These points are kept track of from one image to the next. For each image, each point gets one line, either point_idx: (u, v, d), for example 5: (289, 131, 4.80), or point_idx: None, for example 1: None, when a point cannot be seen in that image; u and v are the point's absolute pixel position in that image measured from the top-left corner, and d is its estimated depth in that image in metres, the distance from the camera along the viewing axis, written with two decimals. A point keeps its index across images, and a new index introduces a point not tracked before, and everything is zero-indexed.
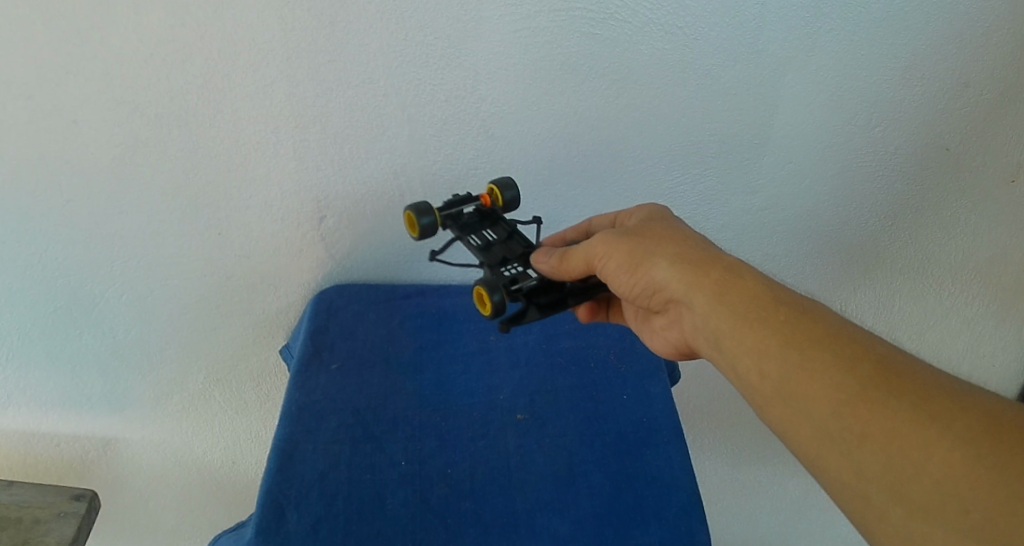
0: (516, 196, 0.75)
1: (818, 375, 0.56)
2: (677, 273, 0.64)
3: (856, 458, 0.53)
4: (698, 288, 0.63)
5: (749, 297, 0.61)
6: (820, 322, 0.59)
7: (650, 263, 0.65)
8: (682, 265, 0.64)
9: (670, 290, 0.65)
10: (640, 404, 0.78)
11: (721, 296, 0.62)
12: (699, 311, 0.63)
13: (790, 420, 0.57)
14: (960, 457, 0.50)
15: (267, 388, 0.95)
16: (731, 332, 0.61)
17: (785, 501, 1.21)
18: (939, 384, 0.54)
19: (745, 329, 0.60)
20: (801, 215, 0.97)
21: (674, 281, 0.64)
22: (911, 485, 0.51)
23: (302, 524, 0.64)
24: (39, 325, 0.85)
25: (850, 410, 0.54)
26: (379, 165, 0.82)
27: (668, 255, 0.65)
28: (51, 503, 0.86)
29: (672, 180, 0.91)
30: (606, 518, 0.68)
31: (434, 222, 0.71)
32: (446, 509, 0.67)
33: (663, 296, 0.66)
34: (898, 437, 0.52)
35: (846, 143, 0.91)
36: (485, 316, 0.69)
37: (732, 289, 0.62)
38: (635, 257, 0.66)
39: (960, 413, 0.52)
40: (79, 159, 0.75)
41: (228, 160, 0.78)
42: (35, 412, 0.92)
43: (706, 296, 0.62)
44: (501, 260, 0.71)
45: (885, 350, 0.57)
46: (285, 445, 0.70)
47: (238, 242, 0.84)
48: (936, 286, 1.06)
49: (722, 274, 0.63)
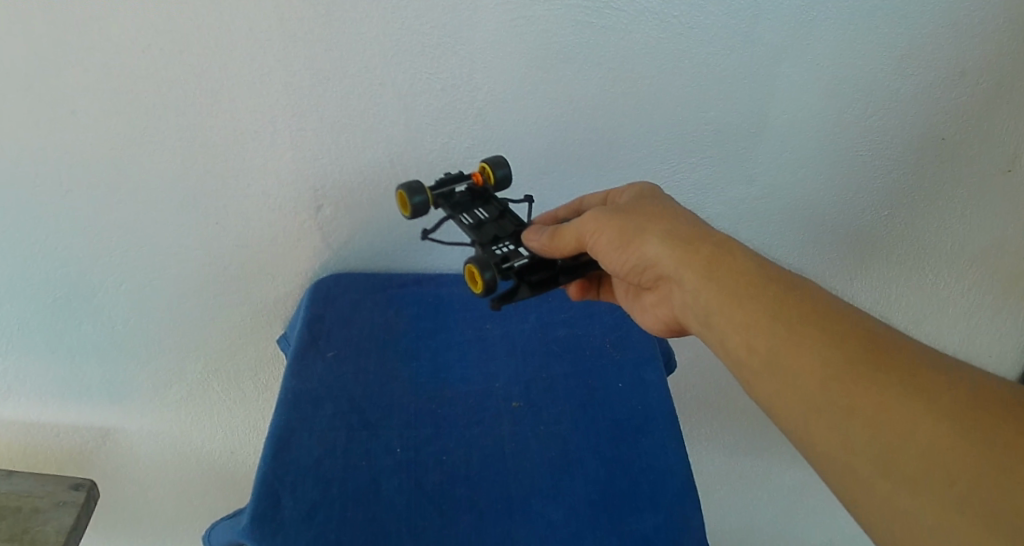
0: (508, 174, 0.74)
1: (805, 349, 0.56)
2: (668, 249, 0.65)
3: (843, 432, 0.53)
4: (689, 265, 0.63)
5: (739, 273, 0.62)
6: (809, 297, 0.60)
7: (641, 239, 0.66)
8: (674, 241, 0.65)
9: (661, 267, 0.65)
10: (636, 391, 0.78)
11: (711, 272, 0.62)
12: (689, 288, 0.63)
13: (778, 393, 0.57)
14: (946, 430, 0.50)
15: (266, 377, 0.96)
16: (720, 307, 0.61)
17: (782, 489, 1.22)
18: (926, 359, 0.54)
19: (734, 303, 0.60)
20: (797, 203, 0.97)
21: (665, 258, 0.65)
22: (896, 458, 0.51)
23: (298, 510, 0.64)
24: (37, 314, 0.85)
25: (836, 384, 0.54)
26: (376, 154, 0.82)
27: (660, 231, 0.66)
28: (50, 492, 0.86)
29: (669, 169, 0.91)
30: (601, 505, 0.68)
31: (427, 200, 0.72)
32: (442, 495, 0.68)
33: (655, 273, 0.66)
34: (884, 410, 0.52)
35: (842, 131, 0.91)
36: (477, 294, 0.69)
37: (721, 265, 0.62)
38: (627, 234, 0.66)
39: (945, 386, 0.52)
40: (75, 149, 0.75)
41: (225, 150, 0.78)
42: (34, 402, 0.92)
43: (696, 273, 0.63)
44: (493, 238, 0.71)
45: (873, 326, 0.57)
46: (281, 432, 0.70)
47: (234, 231, 0.84)
48: (931, 275, 1.06)
49: (713, 250, 0.64)
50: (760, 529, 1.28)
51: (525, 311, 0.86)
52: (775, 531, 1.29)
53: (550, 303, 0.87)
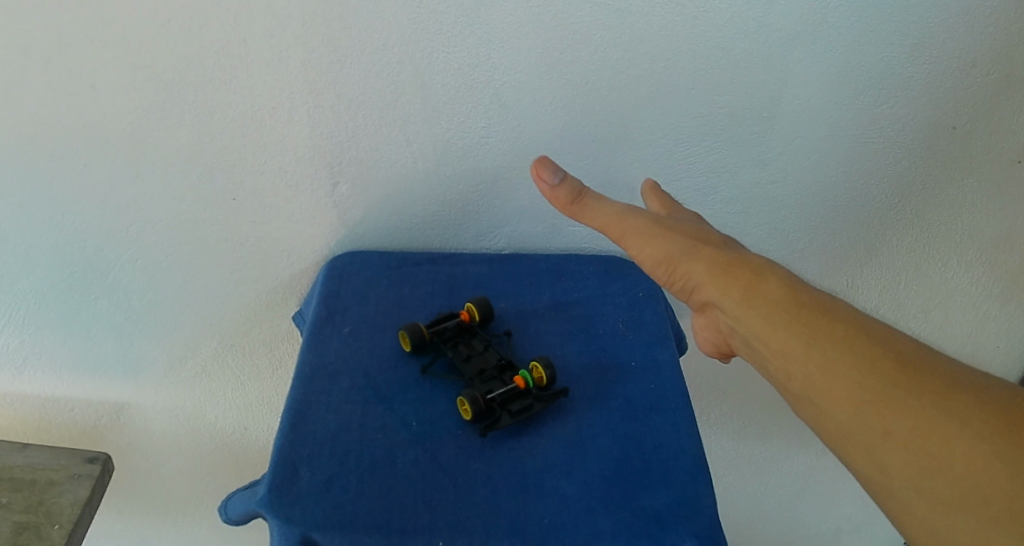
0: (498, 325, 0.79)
1: (840, 373, 0.56)
2: (709, 275, 0.64)
3: (879, 455, 0.54)
4: (729, 290, 0.63)
5: (777, 299, 0.61)
6: (843, 321, 0.59)
7: (682, 264, 0.66)
8: (713, 268, 0.65)
9: (702, 292, 0.65)
10: (648, 371, 0.78)
11: (746, 296, 0.62)
12: (730, 313, 0.63)
13: (818, 419, 0.57)
14: (976, 447, 0.51)
15: (279, 354, 0.96)
16: (757, 332, 0.61)
17: (788, 474, 1.23)
18: (961, 378, 0.54)
19: (771, 331, 0.60)
20: (809, 190, 0.97)
21: (704, 281, 0.65)
22: (933, 482, 0.51)
23: (316, 481, 0.65)
24: (55, 289, 0.86)
25: (871, 408, 0.54)
26: (393, 133, 0.82)
27: (700, 256, 0.65)
28: (64, 465, 0.89)
29: (682, 152, 0.91)
30: (614, 481, 0.69)
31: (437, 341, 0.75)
32: (456, 470, 0.68)
33: (698, 296, 0.66)
34: (918, 434, 0.52)
35: (855, 118, 0.91)
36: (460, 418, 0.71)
37: (756, 288, 0.62)
38: (669, 258, 0.66)
39: (979, 407, 0.52)
40: (98, 124, 0.76)
41: (242, 125, 0.78)
42: (51, 375, 0.93)
43: (734, 299, 0.63)
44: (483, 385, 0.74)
45: (910, 346, 0.57)
46: (298, 405, 0.71)
47: (252, 208, 0.84)
48: (941, 266, 1.06)
49: (750, 276, 0.63)
50: (766, 512, 1.29)
51: (539, 290, 0.87)
52: (780, 516, 1.30)
53: (564, 283, 0.88)
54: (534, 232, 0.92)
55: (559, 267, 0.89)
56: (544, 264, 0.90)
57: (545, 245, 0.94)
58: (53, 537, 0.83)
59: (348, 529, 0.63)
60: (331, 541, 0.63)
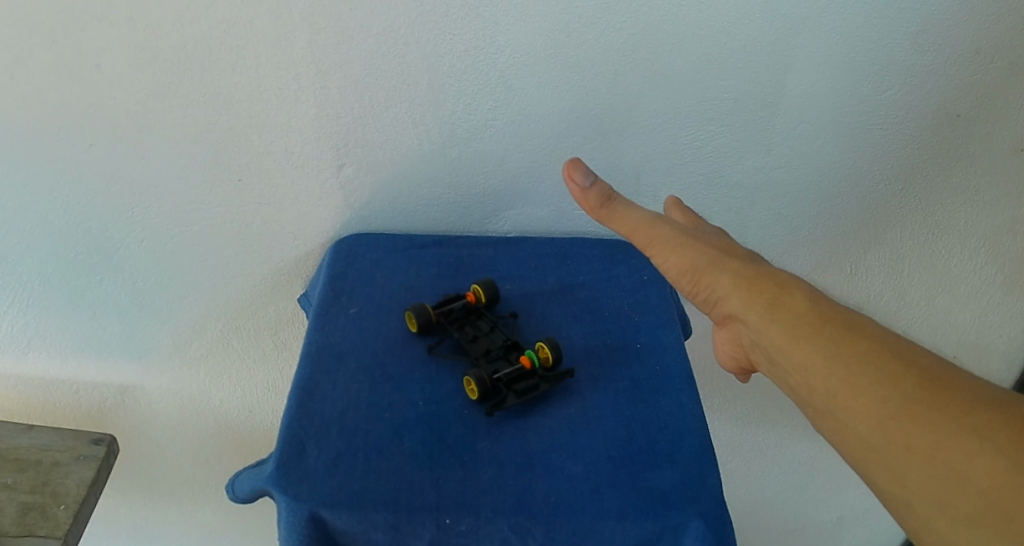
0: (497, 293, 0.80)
1: (862, 386, 0.55)
2: (734, 287, 0.64)
3: (900, 470, 0.52)
4: (753, 303, 0.63)
5: (802, 312, 0.60)
6: (867, 335, 0.58)
7: (707, 275, 0.66)
8: (738, 281, 0.64)
9: (728, 305, 0.65)
10: (654, 352, 0.79)
11: (770, 308, 0.62)
12: (754, 326, 0.62)
13: (840, 434, 0.56)
14: (999, 462, 0.48)
15: (285, 336, 0.97)
16: (780, 345, 0.60)
17: (785, 456, 1.25)
18: (987, 393, 0.52)
19: (794, 344, 0.59)
20: (812, 176, 0.97)
21: (729, 293, 0.64)
22: (953, 498, 0.49)
23: (323, 459, 0.65)
24: (61, 270, 0.87)
25: (892, 420, 0.53)
26: (399, 115, 0.82)
27: (725, 268, 0.65)
28: (69, 447, 0.89)
29: (687, 137, 0.91)
30: (620, 461, 0.69)
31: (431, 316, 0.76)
32: (464, 448, 0.68)
33: (724, 309, 0.66)
34: (939, 449, 0.51)
35: (859, 105, 0.91)
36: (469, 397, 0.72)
37: (780, 301, 0.62)
38: (695, 268, 0.66)
39: (1002, 421, 0.50)
40: (104, 106, 0.76)
41: (248, 107, 0.79)
42: (57, 358, 0.95)
43: (758, 312, 0.62)
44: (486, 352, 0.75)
45: (937, 361, 0.55)
46: (305, 384, 0.71)
47: (258, 189, 0.84)
48: (944, 254, 1.06)
49: (775, 290, 0.63)
50: (762, 496, 1.31)
51: (544, 273, 0.87)
52: (776, 499, 1.32)
53: (569, 266, 0.88)
54: (540, 216, 0.93)
55: (564, 251, 0.90)
56: (549, 248, 0.90)
57: (550, 228, 0.94)
58: (59, 516, 0.83)
59: (356, 506, 0.63)
60: (339, 518, 0.63)
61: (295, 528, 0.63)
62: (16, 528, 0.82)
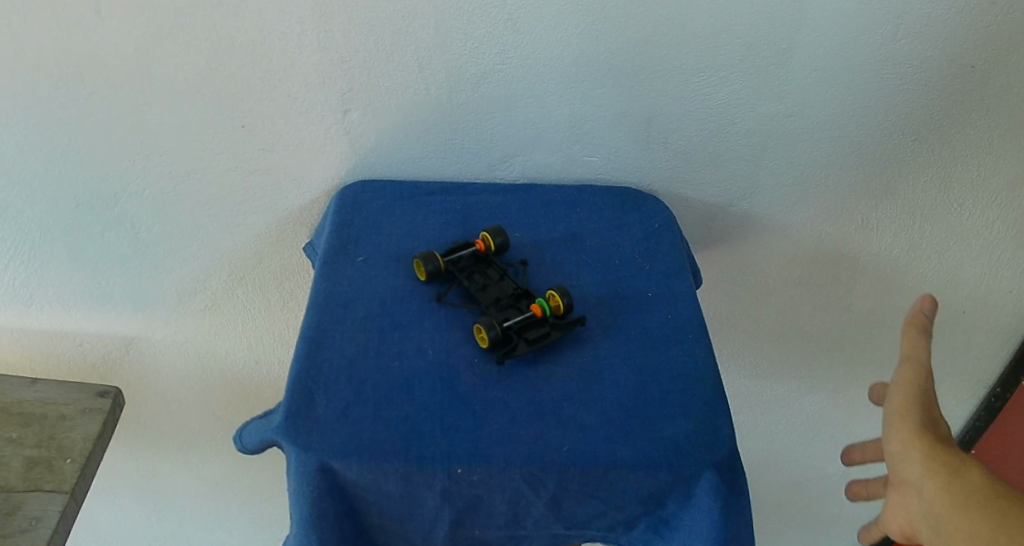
0: (506, 241, 0.78)
1: None
2: (917, 451, 0.57)
3: None
4: (931, 472, 0.56)
5: (982, 492, 0.54)
6: None
7: (899, 434, 0.58)
8: (925, 443, 0.57)
9: (902, 470, 0.57)
10: (666, 301, 0.77)
11: (949, 483, 0.55)
12: (924, 499, 0.56)
13: None
14: None
15: (290, 287, 0.96)
16: (948, 527, 0.54)
17: (792, 407, 1.25)
18: None
19: (967, 527, 0.53)
20: (824, 127, 0.93)
21: (910, 460, 0.57)
22: None
23: (333, 408, 0.64)
24: (61, 220, 0.86)
25: None
26: (405, 58, 0.79)
27: (911, 427, 0.58)
28: (76, 400, 0.89)
29: (700, 81, 0.87)
30: (632, 411, 0.68)
31: (438, 267, 0.74)
32: (475, 398, 0.67)
33: (896, 475, 0.58)
34: None
35: (874, 54, 0.87)
36: (481, 346, 0.71)
37: (961, 474, 0.55)
38: (897, 426, 0.59)
39: None
40: (102, 50, 0.74)
41: (249, 51, 0.76)
42: (60, 310, 0.94)
43: (936, 486, 0.55)
44: (495, 301, 0.74)
45: None
46: (313, 332, 0.70)
47: (262, 136, 0.82)
48: (955, 208, 1.03)
49: (963, 461, 0.55)
50: (767, 446, 1.32)
51: (554, 221, 0.85)
52: (781, 449, 1.32)
53: (579, 214, 0.86)
54: (548, 162, 0.91)
55: (574, 198, 0.88)
56: (558, 195, 0.88)
57: (559, 176, 0.92)
58: (64, 471, 0.83)
59: (367, 456, 0.62)
60: (350, 468, 0.62)
61: (305, 477, 0.62)
62: (22, 484, 0.82)
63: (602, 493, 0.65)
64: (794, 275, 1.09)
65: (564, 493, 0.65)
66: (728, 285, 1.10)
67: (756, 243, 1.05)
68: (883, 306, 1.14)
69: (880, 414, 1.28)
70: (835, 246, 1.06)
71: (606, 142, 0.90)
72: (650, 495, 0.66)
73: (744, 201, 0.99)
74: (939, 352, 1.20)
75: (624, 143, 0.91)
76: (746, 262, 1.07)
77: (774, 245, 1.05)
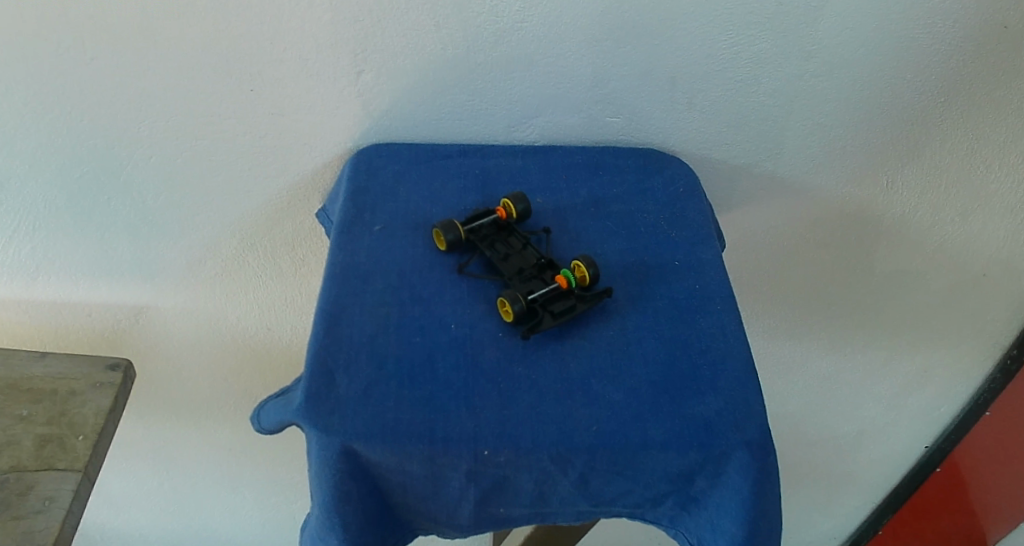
0: (528, 208, 0.75)
1: None
2: None
3: None
4: None
5: None
6: None
7: None
8: None
9: None
10: (692, 270, 0.74)
11: None
12: None
13: None
14: None
15: (302, 252, 0.93)
16: None
17: (811, 370, 1.24)
18: None
19: None
20: (856, 86, 0.88)
21: None
22: None
23: (355, 388, 0.62)
24: (66, 191, 0.83)
25: None
26: (420, 17, 0.75)
27: None
28: (85, 375, 0.87)
29: (727, 41, 0.82)
30: (662, 387, 0.65)
31: (459, 237, 0.72)
32: (499, 374, 0.65)
33: None
34: None
35: (908, 12, 0.82)
36: (506, 320, 0.68)
37: None
38: None
39: None
40: (102, 15, 0.70)
41: (258, 13, 0.72)
42: (67, 280, 0.92)
43: None
44: (518, 272, 0.71)
45: None
46: (332, 308, 0.67)
47: (272, 100, 0.79)
48: (983, 168, 0.99)
49: None
50: (785, 409, 1.30)
51: (575, 186, 0.82)
52: (799, 412, 1.31)
53: (601, 178, 0.83)
54: (568, 123, 0.87)
55: (595, 161, 0.85)
56: (580, 157, 0.85)
57: (580, 137, 0.89)
58: (77, 448, 0.81)
59: (390, 437, 0.60)
60: (373, 451, 0.60)
61: (327, 460, 0.60)
62: (34, 462, 0.80)
63: (631, 472, 0.63)
64: (818, 237, 1.06)
65: (593, 472, 0.63)
66: (751, 248, 1.07)
67: (781, 205, 1.01)
68: (904, 269, 1.11)
69: (899, 375, 1.26)
70: (858, 207, 1.03)
71: (629, 102, 0.86)
72: (679, 474, 0.64)
73: (769, 162, 0.95)
74: (956, 315, 1.18)
75: (647, 104, 0.86)
76: (770, 225, 1.04)
77: (798, 208, 1.02)
